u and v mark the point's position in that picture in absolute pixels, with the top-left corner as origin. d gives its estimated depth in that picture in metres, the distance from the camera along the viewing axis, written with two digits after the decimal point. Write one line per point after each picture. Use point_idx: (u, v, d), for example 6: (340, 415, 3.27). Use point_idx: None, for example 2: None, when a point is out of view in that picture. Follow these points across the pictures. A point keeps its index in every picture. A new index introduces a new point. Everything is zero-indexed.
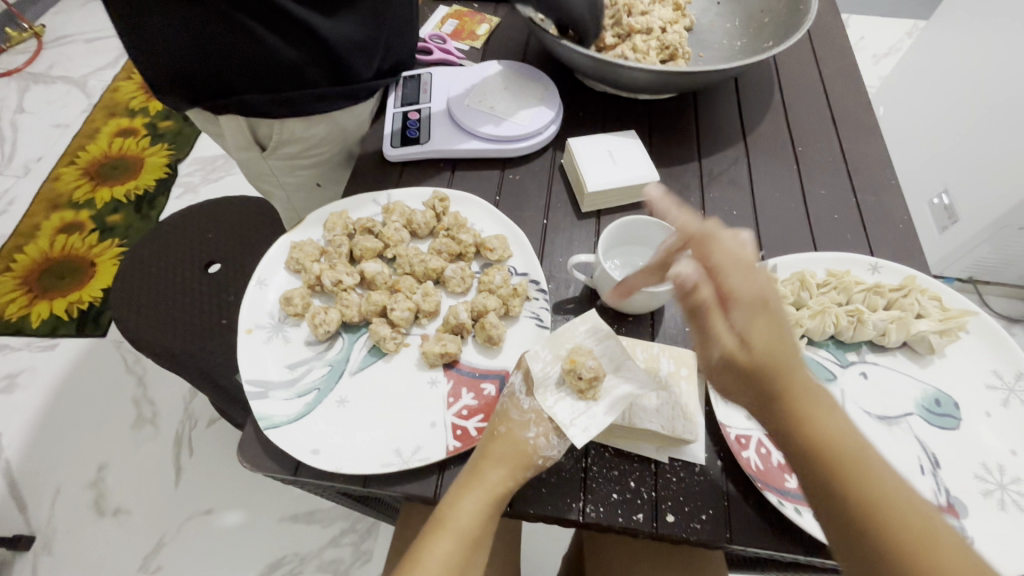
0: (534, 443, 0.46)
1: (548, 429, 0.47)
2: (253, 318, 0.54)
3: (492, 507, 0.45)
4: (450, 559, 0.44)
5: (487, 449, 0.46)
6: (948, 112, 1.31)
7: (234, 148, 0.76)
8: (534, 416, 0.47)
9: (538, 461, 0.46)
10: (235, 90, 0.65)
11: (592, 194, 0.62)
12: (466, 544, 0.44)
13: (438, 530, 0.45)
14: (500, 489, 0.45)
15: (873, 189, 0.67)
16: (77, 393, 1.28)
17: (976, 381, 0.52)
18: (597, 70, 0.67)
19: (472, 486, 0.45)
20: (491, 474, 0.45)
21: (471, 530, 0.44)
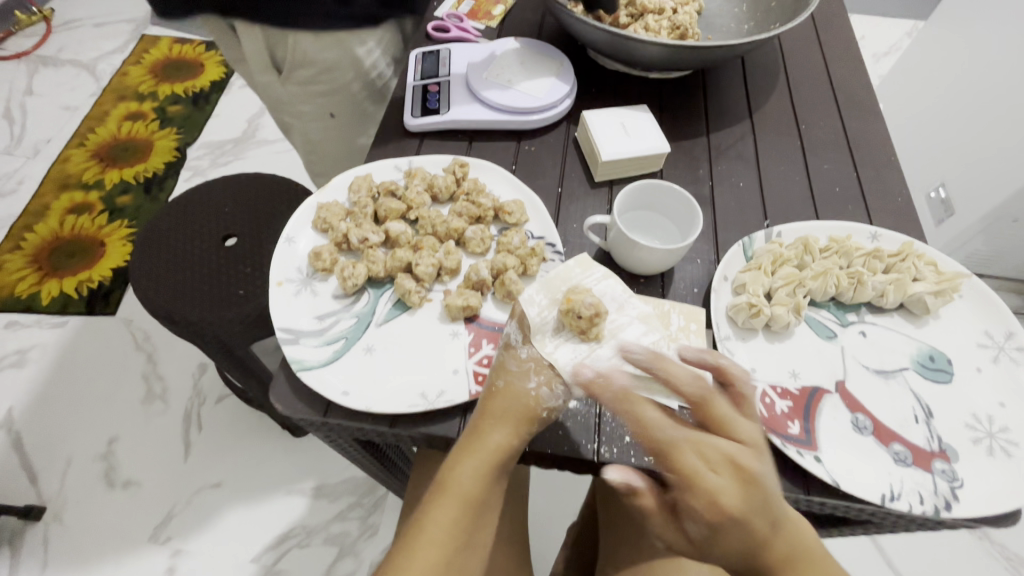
0: (537, 393, 0.48)
1: (550, 377, 0.48)
2: (283, 272, 0.56)
3: (495, 467, 0.47)
4: (456, 525, 0.45)
5: (488, 408, 0.48)
6: (946, 107, 1.34)
7: (255, 73, 0.80)
8: (534, 366, 0.49)
9: (541, 414, 0.47)
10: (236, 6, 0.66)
11: (607, 163, 0.64)
12: (471, 507, 0.46)
13: (442, 495, 0.46)
14: (499, 452, 0.47)
15: (873, 165, 0.70)
16: (88, 369, 1.30)
17: (968, 339, 0.55)
18: (610, 44, 0.70)
19: (476, 447, 0.47)
20: (493, 437, 0.47)
21: (475, 491, 0.46)
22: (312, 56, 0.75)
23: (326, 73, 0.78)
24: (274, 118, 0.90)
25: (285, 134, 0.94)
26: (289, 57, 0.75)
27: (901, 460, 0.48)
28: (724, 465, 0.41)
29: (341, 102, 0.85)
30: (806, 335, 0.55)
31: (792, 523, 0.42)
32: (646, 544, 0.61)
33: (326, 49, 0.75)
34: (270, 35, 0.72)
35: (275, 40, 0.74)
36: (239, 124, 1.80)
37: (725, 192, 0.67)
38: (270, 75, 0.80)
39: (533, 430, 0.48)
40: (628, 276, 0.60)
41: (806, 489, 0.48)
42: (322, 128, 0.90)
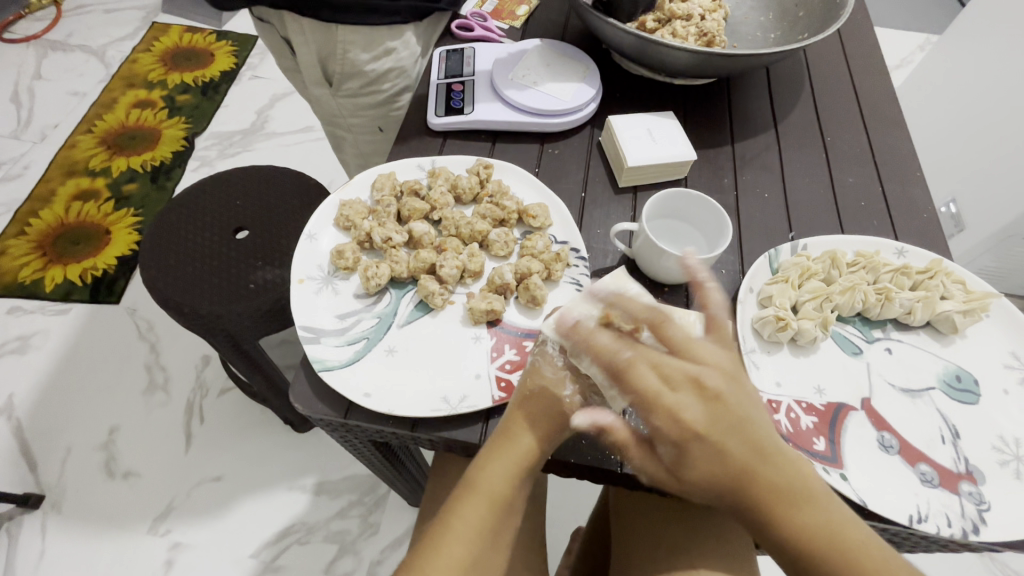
0: (570, 400, 0.47)
1: (583, 386, 0.48)
2: (305, 269, 0.56)
3: (524, 470, 0.46)
4: (482, 525, 0.44)
5: (520, 411, 0.47)
6: (961, 122, 1.33)
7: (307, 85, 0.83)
8: (568, 372, 0.48)
9: (572, 420, 0.47)
10: None
11: (632, 169, 0.64)
12: (498, 509, 0.45)
13: (470, 495, 0.45)
14: (529, 453, 0.46)
15: (898, 179, 0.69)
16: (91, 357, 1.29)
17: (994, 360, 0.55)
18: (636, 49, 0.69)
19: (506, 449, 0.46)
20: (523, 439, 0.46)
21: (504, 493, 0.45)
22: (360, 66, 0.78)
23: (373, 84, 0.81)
24: (325, 132, 0.92)
25: (337, 148, 0.96)
26: (339, 67, 0.78)
27: (928, 481, 0.48)
28: (687, 387, 0.41)
29: (388, 114, 0.87)
30: (832, 351, 0.55)
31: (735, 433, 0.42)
32: (659, 553, 0.60)
33: (374, 60, 0.78)
34: (324, 43, 0.76)
35: (327, 51, 0.77)
36: (248, 116, 1.78)
37: (750, 202, 0.66)
38: (322, 87, 0.83)
39: (563, 435, 0.48)
40: (652, 285, 0.59)
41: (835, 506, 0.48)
42: (370, 140, 0.93)
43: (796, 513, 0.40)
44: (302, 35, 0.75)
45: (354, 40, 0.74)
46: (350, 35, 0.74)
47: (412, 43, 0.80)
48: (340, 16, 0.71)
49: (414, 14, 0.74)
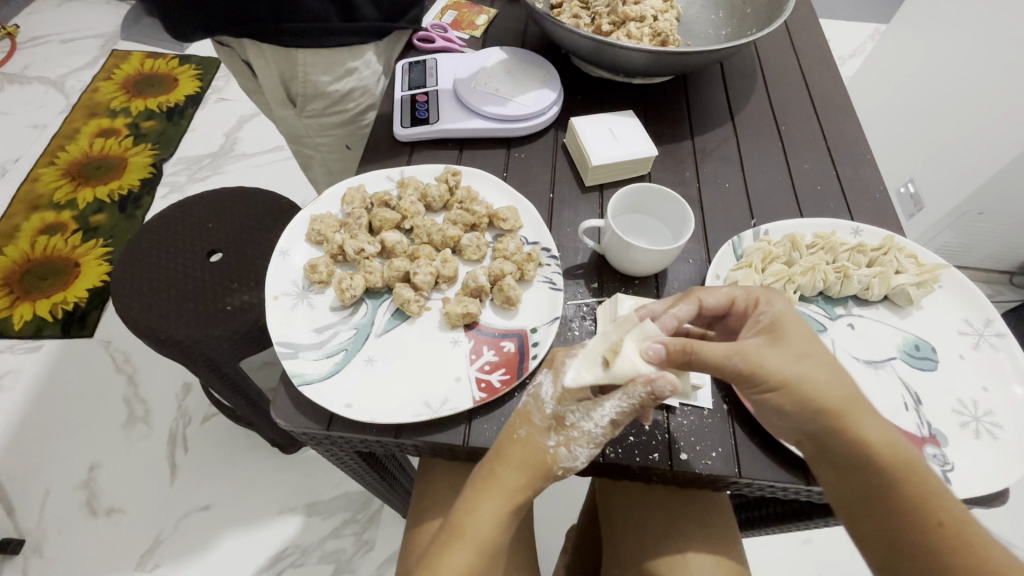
0: (554, 452, 0.47)
1: (569, 439, 0.47)
2: (279, 286, 0.56)
3: (509, 513, 0.48)
4: (468, 568, 0.46)
5: (506, 456, 0.47)
6: (912, 104, 1.39)
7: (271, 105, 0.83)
8: (558, 424, 0.47)
9: (555, 470, 0.47)
10: (238, 22, 0.67)
11: (597, 168, 0.65)
12: (483, 551, 0.47)
13: (457, 539, 0.47)
14: (515, 498, 0.47)
15: (851, 162, 0.73)
16: (66, 394, 1.26)
17: (950, 328, 0.57)
18: (594, 51, 0.71)
19: (492, 494, 0.47)
20: (509, 485, 0.47)
21: (489, 538, 0.47)
22: (322, 88, 0.79)
23: (338, 103, 0.82)
24: (294, 153, 0.92)
25: (306, 168, 0.95)
26: (301, 89, 0.79)
27: None
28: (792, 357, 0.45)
29: (354, 131, 0.88)
30: None
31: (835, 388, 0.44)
32: (648, 541, 0.60)
33: (335, 80, 0.79)
34: (285, 66, 0.76)
35: (289, 73, 0.77)
36: (216, 139, 1.77)
37: (712, 193, 0.69)
38: (287, 108, 0.83)
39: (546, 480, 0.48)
40: (622, 279, 0.61)
41: (808, 481, 0.49)
42: (338, 157, 0.93)
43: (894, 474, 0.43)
44: (262, 59, 0.75)
45: (314, 61, 0.75)
46: (310, 57, 0.75)
47: (373, 63, 0.82)
48: (300, 39, 0.71)
49: (375, 34, 0.76)
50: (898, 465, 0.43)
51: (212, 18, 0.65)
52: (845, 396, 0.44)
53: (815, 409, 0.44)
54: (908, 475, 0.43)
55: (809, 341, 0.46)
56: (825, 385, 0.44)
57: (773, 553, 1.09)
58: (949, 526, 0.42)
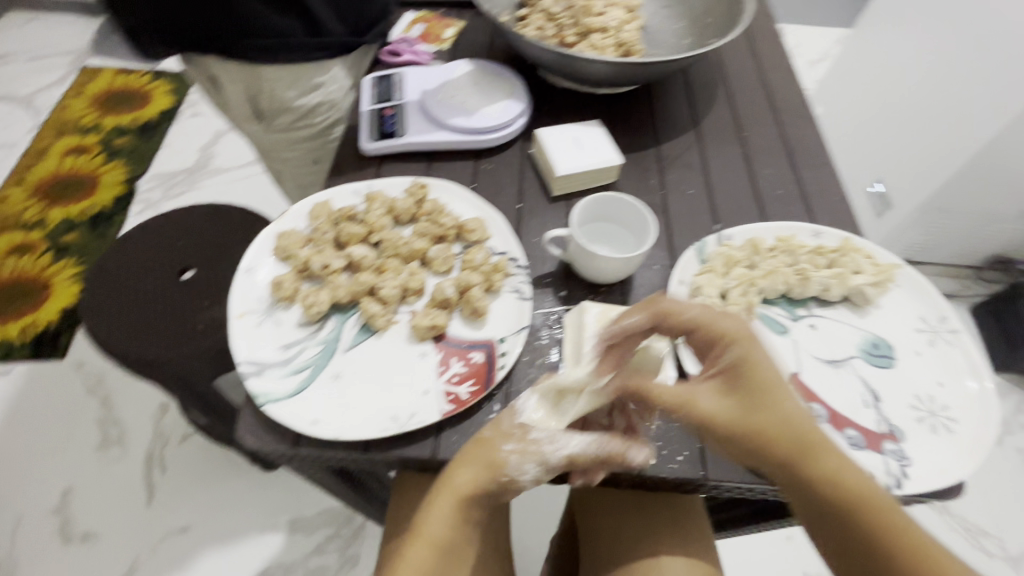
0: (506, 456, 0.46)
1: (522, 446, 0.47)
2: (244, 303, 0.56)
3: (461, 514, 0.47)
4: (423, 571, 0.46)
5: (461, 455, 0.47)
6: (877, 106, 1.43)
7: (239, 120, 0.83)
8: (520, 433, 0.47)
9: (502, 479, 0.46)
10: (200, 40, 0.67)
11: (562, 178, 0.66)
12: (439, 553, 0.46)
13: (414, 541, 0.46)
14: (466, 500, 0.46)
15: (811, 165, 0.75)
16: (37, 418, 1.23)
17: (907, 325, 0.59)
18: (559, 63, 0.73)
19: (441, 494, 0.46)
20: (457, 486, 0.46)
21: (443, 538, 0.46)
22: (288, 103, 0.79)
23: (306, 117, 0.82)
24: (264, 167, 0.91)
25: (277, 182, 0.95)
26: (267, 104, 0.79)
27: (854, 444, 0.51)
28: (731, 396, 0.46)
29: (324, 145, 0.88)
30: (761, 331, 0.58)
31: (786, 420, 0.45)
32: (622, 546, 0.61)
33: (302, 95, 0.79)
34: (250, 81, 0.76)
35: (255, 89, 0.77)
36: (191, 154, 1.75)
37: (677, 199, 0.70)
38: (255, 123, 0.83)
39: (495, 487, 0.47)
40: (590, 286, 0.61)
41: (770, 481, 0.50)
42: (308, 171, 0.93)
43: (849, 506, 0.43)
44: (227, 76, 0.75)
45: (279, 77, 0.75)
46: (274, 73, 0.75)
47: (340, 78, 0.81)
48: (263, 55, 0.71)
49: (341, 49, 0.77)
50: (857, 500, 0.43)
51: (174, 35, 0.65)
52: (790, 427, 0.44)
53: (763, 450, 0.45)
54: (868, 509, 0.43)
55: (763, 381, 0.46)
56: (774, 427, 0.44)
57: (755, 551, 1.10)
58: (897, 556, 0.42)
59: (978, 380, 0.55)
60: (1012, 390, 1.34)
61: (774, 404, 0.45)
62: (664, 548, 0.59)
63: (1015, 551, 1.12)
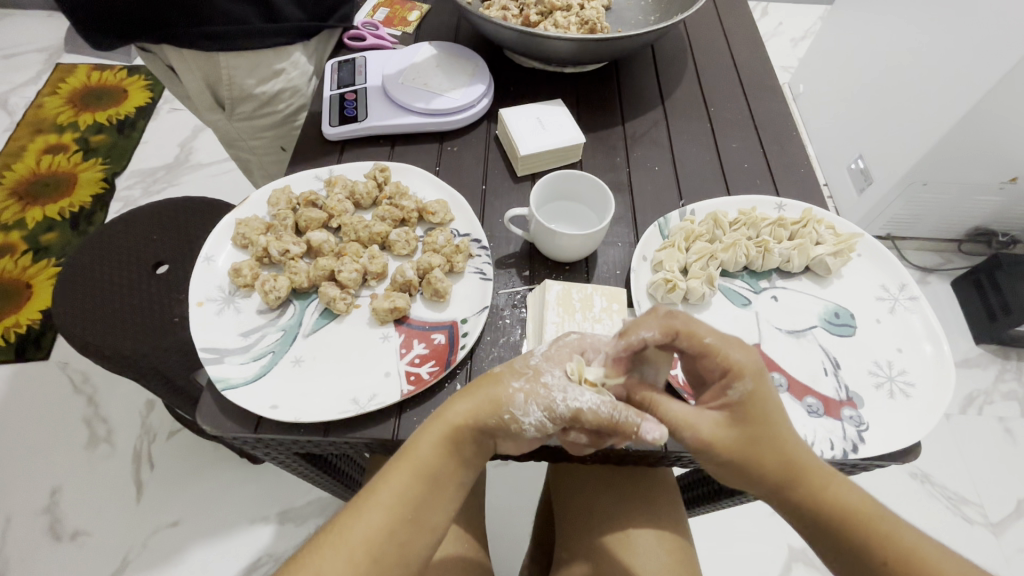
0: (512, 394, 0.46)
1: (531, 389, 0.46)
2: (203, 291, 0.56)
3: (449, 443, 0.46)
4: (402, 494, 0.44)
5: (469, 387, 0.48)
6: (856, 81, 1.43)
7: (201, 109, 0.82)
8: (532, 373, 0.47)
9: (503, 415, 0.45)
10: (154, 28, 0.66)
11: (526, 157, 0.66)
12: (422, 479, 0.45)
13: (399, 463, 0.45)
14: (456, 429, 0.46)
15: (778, 139, 0.74)
16: (23, 419, 1.23)
17: (867, 294, 0.59)
18: (521, 42, 0.72)
19: (433, 423, 0.46)
20: (453, 415, 0.46)
21: (428, 463, 0.45)
22: (249, 90, 0.78)
23: (268, 105, 0.81)
24: (232, 157, 0.90)
25: (245, 172, 0.94)
26: (227, 92, 0.78)
27: (813, 411, 0.51)
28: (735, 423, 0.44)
29: (290, 133, 0.88)
30: (722, 304, 0.58)
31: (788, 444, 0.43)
32: (594, 523, 0.61)
33: (262, 82, 0.78)
34: (209, 70, 0.75)
35: (214, 76, 0.76)
36: (169, 150, 1.73)
37: (642, 176, 0.70)
38: (217, 112, 0.82)
39: (491, 427, 0.46)
40: (553, 265, 0.61)
41: None
42: (276, 159, 0.92)
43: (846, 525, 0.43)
44: (184, 64, 0.74)
45: (237, 64, 0.74)
46: (232, 60, 0.74)
47: (301, 64, 0.81)
48: (219, 43, 0.70)
49: (300, 34, 0.77)
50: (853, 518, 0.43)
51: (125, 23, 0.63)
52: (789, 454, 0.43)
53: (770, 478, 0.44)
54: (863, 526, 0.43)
55: (772, 415, 0.44)
56: (778, 458, 0.43)
57: (742, 526, 1.12)
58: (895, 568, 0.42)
59: (935, 344, 0.55)
60: (995, 361, 1.35)
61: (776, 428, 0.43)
62: (634, 522, 0.60)
63: (996, 518, 1.14)
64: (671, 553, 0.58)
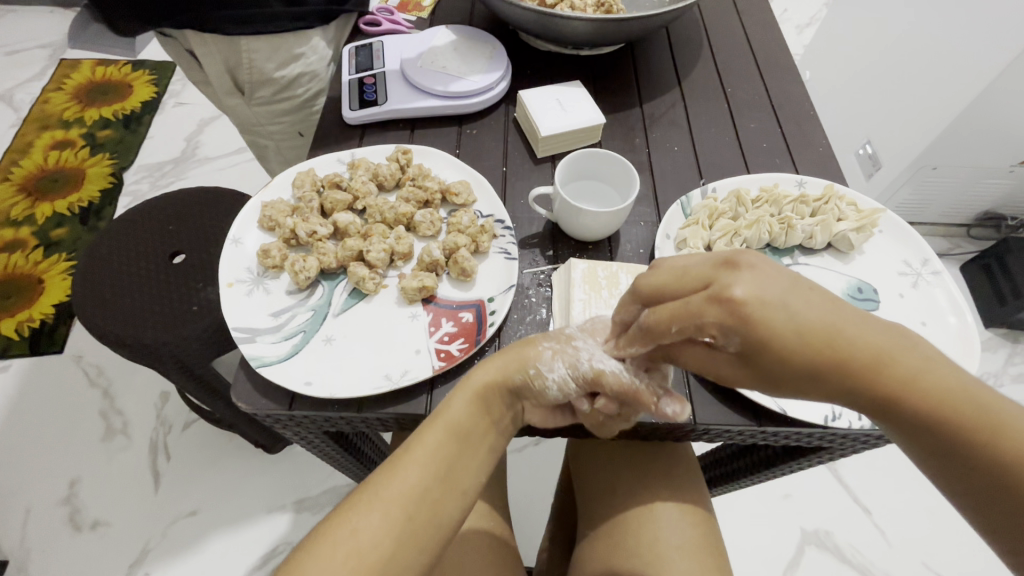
0: (543, 353, 0.49)
1: (562, 349, 0.49)
2: (233, 273, 0.56)
3: (479, 401, 0.48)
4: (439, 450, 0.45)
5: (499, 351, 0.50)
6: (864, 66, 1.42)
7: (220, 95, 0.82)
8: (564, 338, 0.50)
9: (530, 370, 0.48)
10: (172, 15, 0.66)
11: (547, 138, 0.66)
12: (456, 435, 0.46)
13: (433, 421, 0.47)
14: (486, 386, 0.48)
15: (795, 119, 0.75)
16: (40, 412, 1.24)
17: (890, 269, 0.60)
18: (539, 24, 0.72)
19: (464, 383, 0.48)
20: (483, 374, 0.48)
21: (460, 422, 0.47)
22: (268, 74, 0.78)
23: (286, 90, 0.82)
24: (249, 144, 0.91)
25: (261, 159, 0.94)
26: (247, 76, 0.78)
27: None
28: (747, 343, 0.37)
29: (307, 119, 0.88)
30: None
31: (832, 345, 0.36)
32: (616, 501, 0.62)
33: (281, 67, 0.78)
34: (230, 54, 0.75)
35: (234, 61, 0.77)
36: (177, 144, 1.73)
37: (662, 156, 0.70)
38: (235, 97, 0.82)
39: (516, 383, 0.48)
40: (576, 244, 0.62)
41: (758, 422, 0.51)
42: (292, 146, 0.93)
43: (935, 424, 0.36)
44: (205, 50, 0.74)
45: (258, 48, 0.75)
46: (253, 43, 0.74)
47: (321, 48, 0.81)
48: (239, 27, 0.71)
49: (321, 18, 0.76)
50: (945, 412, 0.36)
51: (150, 13, 0.64)
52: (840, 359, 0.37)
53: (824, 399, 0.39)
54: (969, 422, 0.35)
55: (788, 354, 0.37)
56: (821, 362, 0.37)
57: (754, 509, 1.13)
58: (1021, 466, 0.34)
59: (959, 316, 0.56)
60: (1004, 344, 1.36)
61: (809, 333, 0.36)
62: (658, 498, 0.61)
63: None
64: (695, 528, 0.59)
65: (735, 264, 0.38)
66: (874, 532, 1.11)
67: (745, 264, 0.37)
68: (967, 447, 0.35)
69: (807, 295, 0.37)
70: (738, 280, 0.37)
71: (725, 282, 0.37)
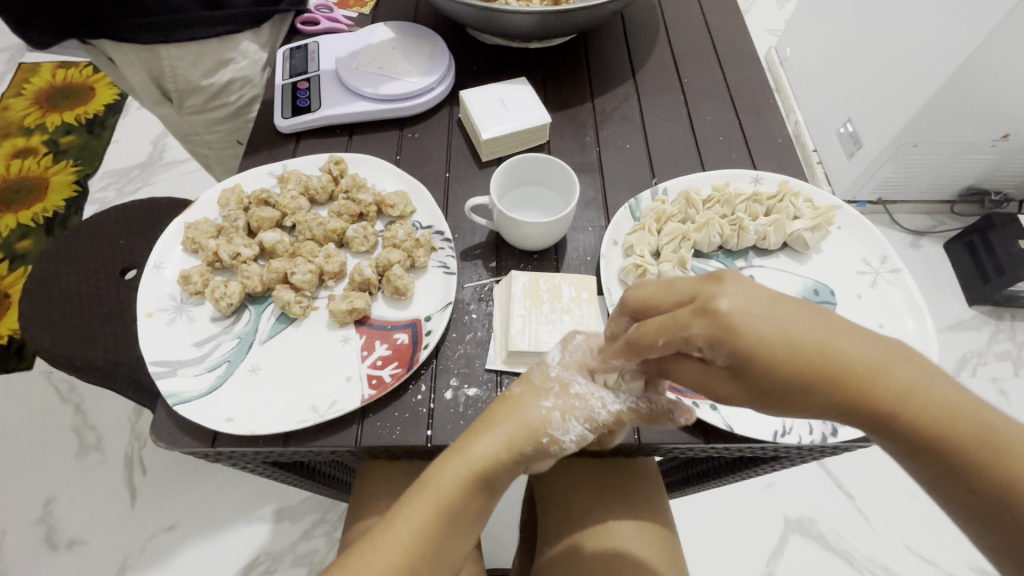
0: (547, 413, 0.43)
1: (567, 405, 0.43)
2: (152, 302, 0.53)
3: (475, 479, 0.42)
4: (422, 528, 0.41)
5: (495, 411, 0.44)
6: (840, 42, 1.38)
7: (148, 105, 0.79)
8: (559, 386, 0.44)
9: (542, 439, 0.42)
10: (87, 22, 0.62)
11: (489, 141, 0.63)
12: (443, 515, 0.42)
13: (418, 495, 0.42)
14: (485, 462, 0.42)
15: (754, 109, 0.71)
16: (11, 431, 1.21)
17: (848, 268, 0.57)
18: (482, 19, 0.67)
19: (456, 454, 0.42)
20: (478, 446, 0.42)
21: (452, 499, 0.42)
22: (195, 82, 0.75)
23: (218, 97, 0.78)
24: (189, 153, 0.87)
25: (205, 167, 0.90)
26: (172, 85, 0.74)
27: None
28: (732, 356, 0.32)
29: (247, 126, 0.84)
30: None
31: (821, 356, 0.32)
32: (570, 519, 0.60)
33: (208, 74, 0.75)
34: (150, 61, 0.71)
35: (156, 69, 0.73)
36: (142, 148, 1.68)
37: (613, 155, 0.67)
38: (165, 106, 0.79)
39: (526, 450, 0.43)
40: (521, 254, 0.59)
41: (707, 439, 0.49)
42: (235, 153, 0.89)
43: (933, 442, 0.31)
44: (123, 58, 0.70)
45: (180, 55, 0.71)
46: (174, 51, 0.70)
47: (252, 52, 0.77)
48: (160, 34, 0.67)
49: (248, 20, 0.72)
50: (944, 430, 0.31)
51: (62, 20, 0.60)
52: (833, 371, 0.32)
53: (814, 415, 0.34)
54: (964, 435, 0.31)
55: (786, 368, 0.32)
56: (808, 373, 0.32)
57: (737, 500, 1.12)
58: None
59: (918, 319, 0.53)
60: (988, 322, 1.34)
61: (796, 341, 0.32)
62: (614, 515, 0.59)
63: None
64: (650, 544, 0.57)
65: (721, 274, 0.33)
66: (858, 519, 1.10)
67: (730, 275, 0.33)
68: (970, 473, 0.31)
69: (795, 306, 0.33)
70: (723, 290, 0.32)
71: (709, 294, 0.33)
